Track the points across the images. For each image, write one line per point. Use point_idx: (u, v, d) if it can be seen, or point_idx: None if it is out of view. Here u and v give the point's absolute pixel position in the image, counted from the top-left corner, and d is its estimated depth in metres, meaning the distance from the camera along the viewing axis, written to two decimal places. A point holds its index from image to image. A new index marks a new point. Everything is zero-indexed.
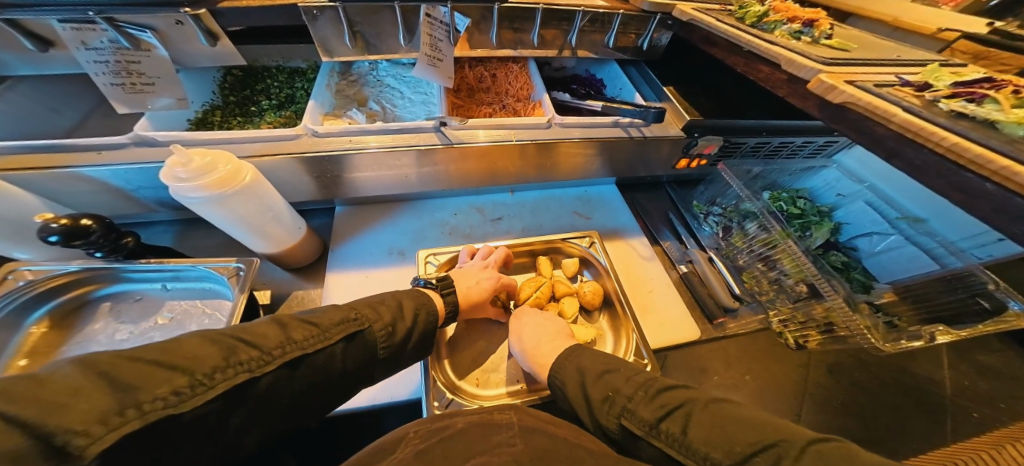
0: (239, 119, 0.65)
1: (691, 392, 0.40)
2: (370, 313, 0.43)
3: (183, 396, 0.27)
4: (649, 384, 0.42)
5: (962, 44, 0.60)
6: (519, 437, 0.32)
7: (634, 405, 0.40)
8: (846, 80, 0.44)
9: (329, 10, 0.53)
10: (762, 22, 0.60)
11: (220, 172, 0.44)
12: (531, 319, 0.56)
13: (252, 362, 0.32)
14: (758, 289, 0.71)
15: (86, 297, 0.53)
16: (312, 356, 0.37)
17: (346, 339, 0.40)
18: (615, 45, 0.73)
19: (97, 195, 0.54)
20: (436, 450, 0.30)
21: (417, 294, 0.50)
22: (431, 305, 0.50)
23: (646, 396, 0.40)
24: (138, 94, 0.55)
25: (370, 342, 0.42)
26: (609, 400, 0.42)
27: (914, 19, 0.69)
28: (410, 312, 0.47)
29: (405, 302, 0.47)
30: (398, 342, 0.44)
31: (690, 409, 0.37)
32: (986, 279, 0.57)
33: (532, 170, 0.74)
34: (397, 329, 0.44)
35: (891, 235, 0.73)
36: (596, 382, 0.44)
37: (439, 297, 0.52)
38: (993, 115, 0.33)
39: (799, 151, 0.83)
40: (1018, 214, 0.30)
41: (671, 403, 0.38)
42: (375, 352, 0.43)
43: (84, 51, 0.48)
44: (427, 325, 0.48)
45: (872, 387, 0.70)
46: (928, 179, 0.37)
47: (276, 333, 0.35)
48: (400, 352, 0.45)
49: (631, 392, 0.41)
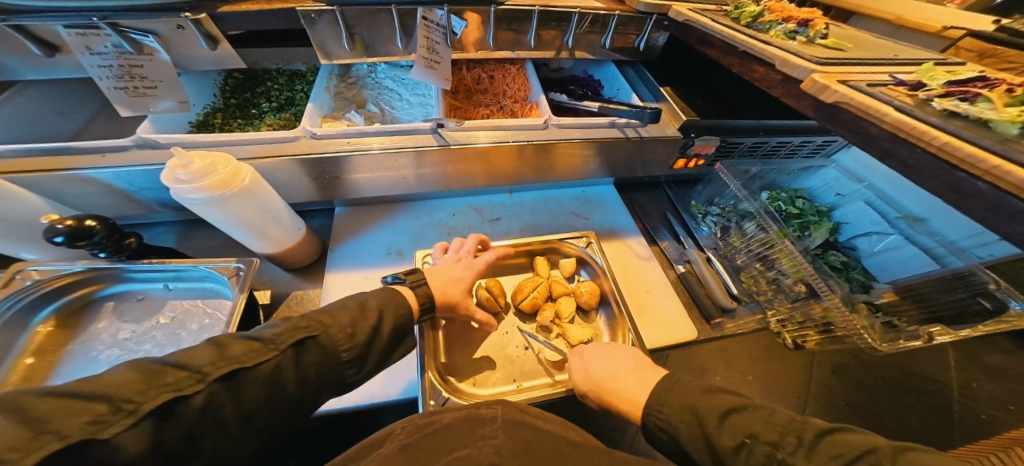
0: (240, 121, 0.66)
1: (862, 436, 0.29)
2: (323, 319, 0.38)
3: (102, 425, 0.23)
4: (800, 427, 0.31)
5: (967, 42, 0.61)
6: (502, 430, 0.32)
7: (789, 456, 0.29)
8: (840, 80, 0.44)
9: (328, 14, 0.54)
10: (757, 22, 0.60)
11: (220, 174, 0.45)
12: (595, 350, 0.49)
13: (182, 381, 0.27)
14: (757, 289, 0.71)
15: (90, 297, 0.54)
16: (254, 369, 0.32)
17: (295, 347, 0.35)
18: (612, 46, 0.73)
19: (101, 197, 0.55)
20: (422, 444, 0.31)
21: (383, 292, 0.45)
22: (400, 299, 0.45)
23: (803, 443, 0.30)
24: (141, 98, 0.56)
25: (329, 348, 0.37)
26: (747, 450, 0.32)
27: (918, 16, 0.68)
28: (374, 311, 0.42)
29: (368, 302, 0.43)
30: (362, 343, 0.40)
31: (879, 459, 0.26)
32: (987, 279, 0.57)
33: (530, 170, 0.74)
34: (359, 330, 0.40)
35: (891, 235, 0.72)
36: (721, 427, 0.34)
37: (410, 291, 0.48)
38: (986, 114, 0.33)
39: (798, 151, 0.83)
40: (1012, 214, 0.30)
41: (845, 454, 0.28)
42: (335, 357, 0.38)
43: (89, 56, 0.49)
44: (396, 322, 0.44)
45: (874, 388, 0.70)
46: (922, 179, 0.37)
47: (208, 350, 0.30)
48: (366, 353, 0.41)
49: (775, 439, 0.31)
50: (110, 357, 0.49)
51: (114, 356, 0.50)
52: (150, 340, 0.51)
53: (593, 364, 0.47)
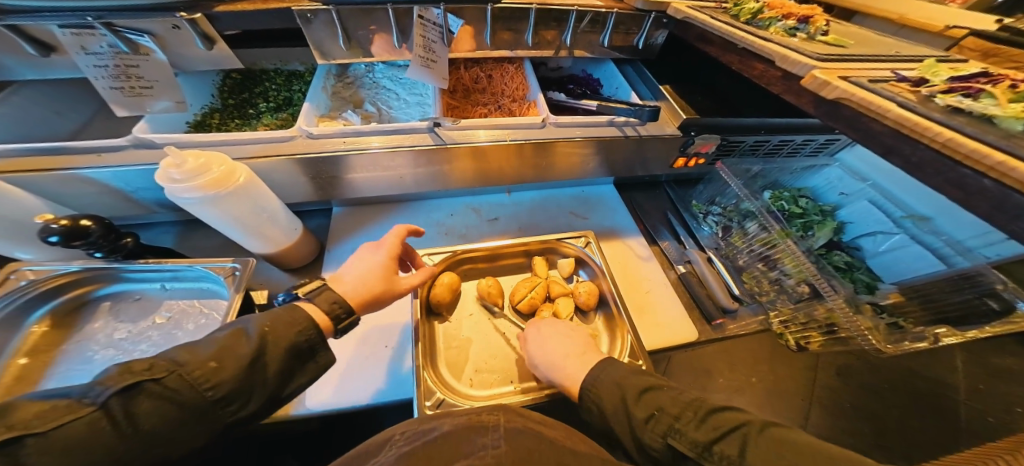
0: (237, 121, 0.66)
1: (747, 415, 0.34)
2: (176, 356, 0.31)
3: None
4: (697, 405, 0.36)
5: (970, 41, 0.60)
6: (503, 439, 0.31)
7: (683, 425, 0.34)
8: (841, 76, 0.43)
9: (323, 13, 0.54)
10: (756, 19, 0.59)
11: (213, 173, 0.45)
12: (553, 330, 0.51)
13: None
14: (759, 289, 0.70)
15: (87, 297, 0.54)
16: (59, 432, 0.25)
17: (122, 395, 0.28)
18: (610, 44, 0.72)
19: (98, 197, 0.55)
20: (419, 451, 0.30)
21: (265, 310, 0.37)
22: (293, 315, 0.37)
23: (696, 416, 0.35)
24: (137, 98, 0.56)
25: (186, 388, 0.30)
26: (655, 419, 0.36)
27: (919, 16, 0.67)
28: (254, 334, 0.35)
29: (248, 326, 0.35)
30: (232, 379, 0.32)
31: (745, 430, 0.32)
32: (995, 280, 0.56)
33: (528, 170, 0.74)
34: (224, 363, 0.32)
35: (896, 235, 0.71)
36: (637, 400, 0.38)
37: (314, 303, 0.39)
38: (989, 110, 0.33)
39: (800, 150, 0.82)
40: (1018, 212, 0.29)
41: (723, 425, 0.33)
42: (194, 401, 0.30)
43: (84, 56, 0.49)
44: (291, 339, 0.36)
45: (876, 390, 0.69)
46: (925, 177, 0.36)
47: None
48: (248, 385, 0.33)
49: (677, 412, 0.36)
50: (105, 357, 0.49)
51: (109, 356, 0.50)
52: (146, 340, 0.51)
53: (548, 344, 0.49)
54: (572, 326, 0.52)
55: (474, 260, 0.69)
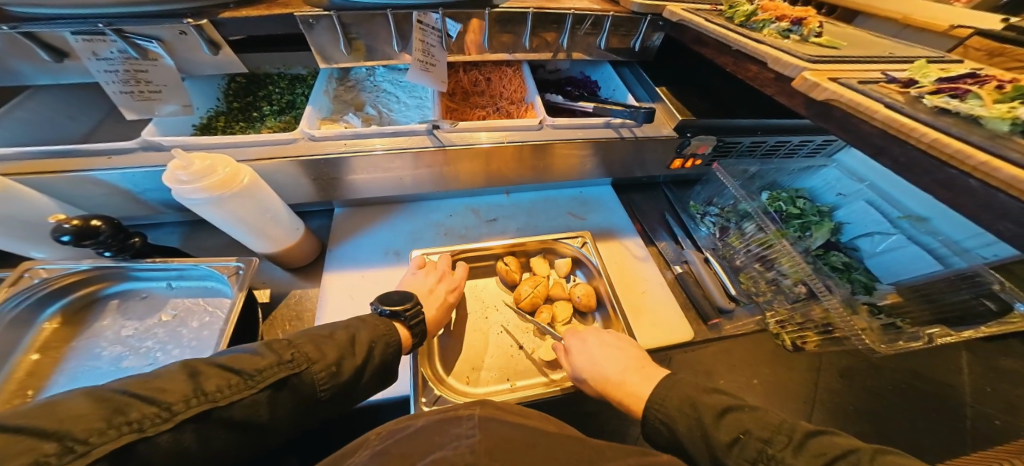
0: (242, 124, 0.68)
1: (849, 440, 0.31)
2: (309, 352, 0.39)
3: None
4: (790, 429, 0.34)
5: (976, 41, 0.62)
6: (477, 428, 0.32)
7: (777, 451, 0.32)
8: (831, 77, 0.44)
9: (325, 19, 0.55)
10: (750, 21, 0.60)
11: (219, 175, 0.46)
12: (599, 341, 0.52)
13: (146, 420, 0.27)
14: (756, 290, 0.70)
15: (96, 295, 0.56)
16: (224, 409, 0.31)
17: (275, 385, 0.35)
18: (607, 47, 0.73)
19: (107, 198, 0.57)
20: (393, 449, 0.31)
21: (376, 325, 0.46)
22: (393, 335, 0.46)
23: (791, 441, 0.32)
24: (146, 102, 0.57)
25: (310, 386, 0.38)
26: (740, 443, 0.34)
27: (924, 16, 0.66)
28: (364, 346, 0.43)
29: (358, 336, 0.43)
30: (343, 382, 0.40)
31: (858, 458, 0.28)
32: (991, 280, 0.56)
33: (527, 171, 0.75)
34: (342, 368, 0.40)
35: (893, 235, 0.71)
36: (718, 422, 0.36)
37: (406, 328, 0.49)
38: (975, 111, 0.33)
39: (798, 150, 0.82)
40: (1003, 212, 0.29)
41: (828, 452, 0.30)
42: (312, 395, 0.38)
43: (95, 61, 0.51)
44: (387, 356, 0.45)
45: (878, 390, 0.69)
46: (914, 176, 0.37)
47: (184, 385, 0.30)
48: (347, 390, 0.41)
49: (768, 437, 0.33)
50: (113, 354, 0.51)
51: (116, 352, 0.51)
52: (152, 337, 0.53)
53: (598, 354, 0.50)
54: (618, 337, 0.53)
55: (473, 260, 0.70)
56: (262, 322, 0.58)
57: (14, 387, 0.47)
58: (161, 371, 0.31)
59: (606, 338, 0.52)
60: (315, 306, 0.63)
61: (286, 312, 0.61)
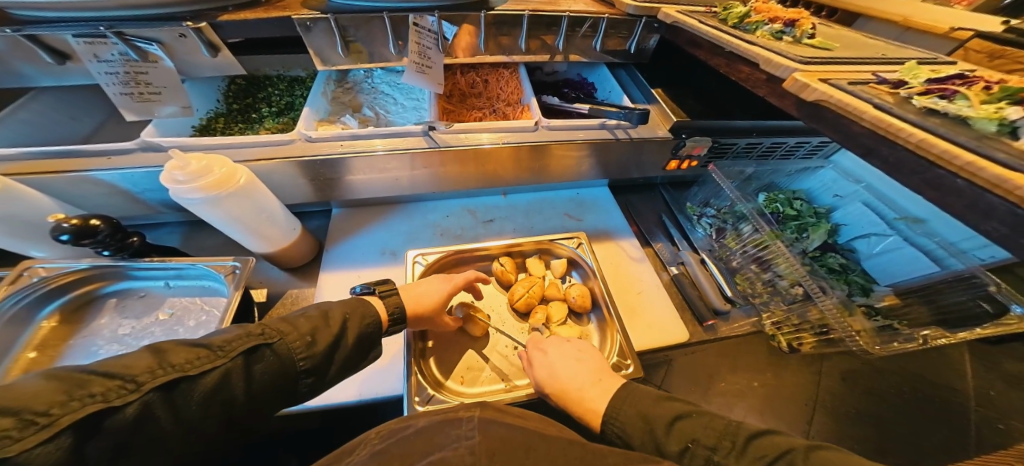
0: (241, 125, 0.69)
1: (786, 438, 0.34)
2: (282, 327, 0.39)
3: (8, 441, 0.22)
4: (735, 432, 0.35)
5: (976, 43, 0.61)
6: (476, 430, 0.32)
7: (722, 458, 0.33)
8: (822, 78, 0.44)
9: (322, 22, 0.56)
10: (744, 23, 0.61)
11: (215, 175, 0.47)
12: (562, 354, 0.51)
13: (111, 391, 0.27)
14: (752, 291, 0.70)
15: (94, 293, 0.56)
16: (194, 379, 0.31)
17: (247, 354, 0.35)
18: (603, 49, 0.74)
19: (107, 197, 0.57)
20: (392, 450, 0.32)
21: (348, 301, 0.46)
22: (368, 308, 0.47)
23: (735, 446, 0.34)
24: (146, 103, 0.58)
25: (285, 357, 0.38)
26: (689, 453, 0.35)
27: (925, 18, 0.70)
28: (338, 320, 0.43)
29: (331, 312, 0.43)
30: (320, 353, 0.40)
31: (792, 458, 0.31)
32: (988, 281, 0.55)
33: (523, 173, 0.75)
34: (317, 339, 0.40)
35: (889, 236, 0.71)
36: (668, 432, 0.37)
37: (380, 301, 0.49)
38: (964, 111, 0.34)
39: (794, 152, 0.82)
40: (989, 212, 0.30)
41: (768, 453, 0.32)
42: (291, 367, 0.38)
43: (97, 63, 0.52)
44: (363, 329, 0.45)
45: (878, 393, 0.68)
46: (903, 177, 0.37)
47: (150, 359, 0.30)
48: (326, 362, 0.41)
49: (714, 443, 0.35)
50: (110, 352, 0.51)
51: (113, 350, 0.51)
52: (148, 335, 0.53)
53: (556, 361, 0.50)
54: (579, 348, 0.52)
55: (469, 261, 0.70)
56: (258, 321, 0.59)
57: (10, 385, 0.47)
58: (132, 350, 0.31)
59: (566, 349, 0.52)
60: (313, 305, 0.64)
61: (282, 312, 0.62)
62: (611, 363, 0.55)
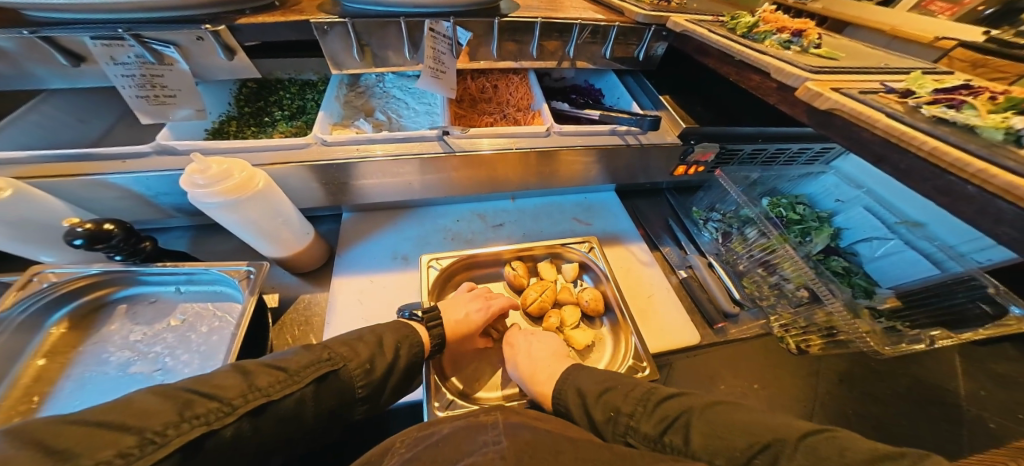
0: (253, 129, 0.68)
1: (689, 398, 0.40)
2: (345, 352, 0.43)
3: (132, 458, 0.26)
4: (648, 397, 0.41)
5: (959, 52, 0.64)
6: (505, 435, 0.33)
7: (637, 422, 0.39)
8: (833, 87, 0.46)
9: (339, 26, 0.56)
10: (752, 32, 0.63)
11: (235, 179, 0.47)
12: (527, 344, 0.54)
13: (211, 414, 0.31)
14: (759, 294, 0.71)
15: (104, 299, 0.55)
16: (278, 403, 0.36)
17: (317, 381, 0.39)
18: (613, 56, 0.75)
19: (118, 201, 0.56)
20: (421, 457, 0.32)
21: (398, 327, 0.48)
22: (415, 336, 0.48)
23: (646, 410, 0.40)
24: (161, 106, 0.58)
25: (347, 383, 0.41)
26: (612, 421, 0.40)
27: (913, 28, 0.75)
28: (391, 347, 0.45)
29: (385, 337, 0.46)
30: (376, 381, 0.43)
31: (688, 418, 0.37)
32: (987, 284, 0.57)
33: (533, 177, 0.75)
34: (374, 368, 0.43)
35: (890, 240, 0.73)
36: (596, 402, 0.42)
37: (425, 330, 0.50)
38: (972, 120, 0.35)
39: (796, 158, 0.84)
40: (998, 217, 0.31)
41: (670, 414, 0.38)
42: (351, 392, 0.42)
43: (113, 66, 0.51)
44: (412, 357, 0.47)
45: (876, 395, 0.70)
46: (914, 184, 0.39)
47: (239, 381, 0.35)
48: (379, 390, 0.44)
49: (631, 409, 0.40)
50: (121, 359, 0.50)
51: (125, 357, 0.50)
52: (161, 341, 0.52)
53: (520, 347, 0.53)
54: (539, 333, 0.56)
55: (481, 265, 0.70)
56: (271, 327, 0.58)
57: (19, 393, 0.46)
58: (218, 370, 0.35)
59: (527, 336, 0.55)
60: (324, 311, 0.63)
61: (295, 317, 0.61)
62: (628, 367, 0.55)
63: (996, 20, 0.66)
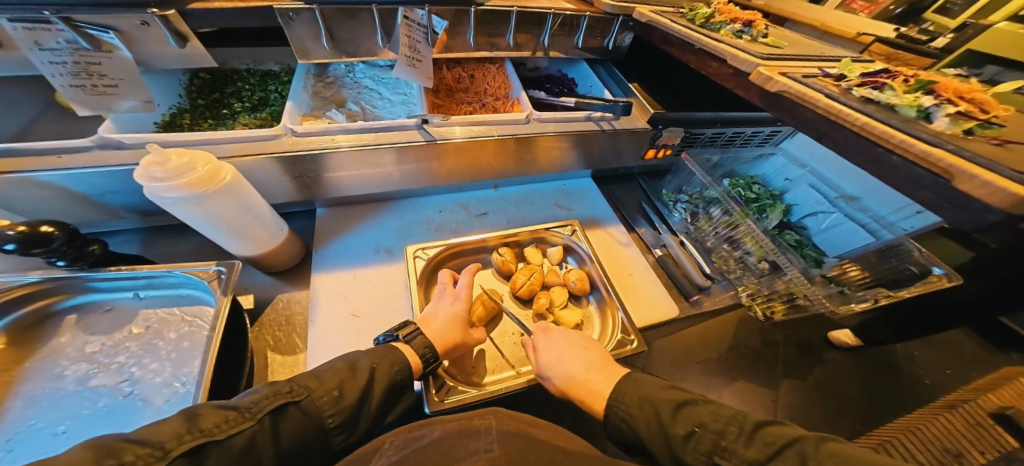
0: (211, 121, 0.64)
1: (794, 429, 0.35)
2: (309, 383, 0.40)
3: None
4: (742, 419, 0.38)
5: (877, 47, 0.77)
6: (496, 443, 0.34)
7: (732, 444, 0.35)
8: (780, 72, 0.51)
9: (306, 12, 0.54)
10: (709, 23, 0.68)
11: (199, 172, 0.44)
12: (564, 340, 0.53)
13: (140, 459, 0.27)
14: (726, 267, 0.77)
15: (50, 309, 0.50)
16: (225, 443, 0.32)
17: (274, 413, 0.36)
18: (584, 46, 0.78)
19: (52, 201, 0.51)
20: (412, 459, 0.33)
21: (375, 351, 0.47)
22: (395, 354, 0.47)
23: (742, 432, 0.36)
24: (100, 97, 0.53)
25: (314, 413, 0.39)
26: (695, 436, 0.37)
27: (840, 25, 0.90)
28: (365, 369, 0.44)
29: (359, 361, 0.45)
30: (347, 408, 0.41)
31: (802, 447, 0.32)
32: (912, 248, 0.65)
33: (511, 164, 0.76)
34: (344, 393, 0.41)
35: (833, 213, 0.81)
36: (675, 416, 0.40)
37: (408, 346, 0.49)
38: (891, 99, 0.41)
39: (751, 141, 0.92)
40: (918, 183, 0.37)
41: (774, 441, 0.34)
42: (319, 424, 0.39)
43: (39, 52, 0.45)
44: (391, 378, 0.45)
45: (835, 360, 0.72)
46: (851, 155, 0.44)
47: (180, 424, 0.31)
48: (352, 418, 0.42)
49: (720, 428, 0.37)
50: (78, 373, 0.46)
51: (82, 371, 0.46)
52: (124, 351, 0.48)
53: (570, 351, 0.51)
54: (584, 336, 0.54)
55: (466, 254, 0.71)
56: (249, 328, 0.56)
57: None
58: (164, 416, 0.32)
59: (567, 337, 0.54)
60: (306, 309, 0.61)
61: (275, 317, 0.59)
62: (617, 341, 0.59)
63: (904, 18, 0.80)
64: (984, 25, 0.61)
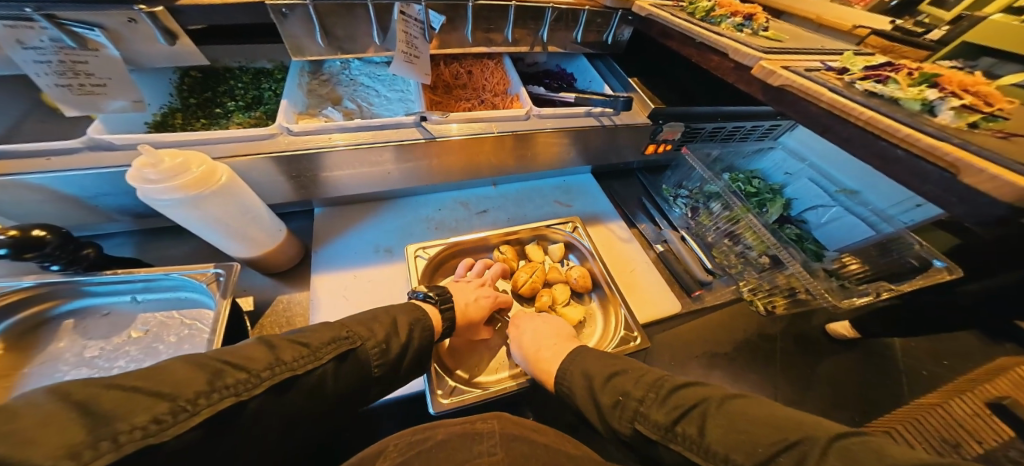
0: (203, 121, 0.62)
1: (706, 389, 0.40)
2: (362, 330, 0.43)
3: (165, 425, 0.25)
4: (661, 385, 0.42)
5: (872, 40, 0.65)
6: (500, 446, 0.35)
7: (645, 408, 0.40)
8: (783, 66, 0.51)
9: (299, 8, 0.52)
10: (709, 16, 0.67)
11: (194, 173, 0.43)
12: (532, 324, 0.57)
13: (239, 385, 0.30)
14: (728, 263, 0.77)
15: (45, 315, 0.49)
16: (303, 377, 0.35)
17: (337, 358, 0.39)
18: (582, 41, 0.77)
19: (43, 204, 0.50)
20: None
21: (411, 309, 0.49)
22: (426, 319, 0.49)
23: (658, 397, 0.40)
24: (88, 96, 0.51)
25: (365, 360, 0.42)
26: (619, 405, 0.41)
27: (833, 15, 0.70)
28: (405, 327, 0.46)
29: (399, 318, 0.47)
30: (393, 359, 0.44)
31: (706, 407, 0.37)
32: (914, 241, 0.65)
33: (511, 161, 0.75)
34: (391, 346, 0.44)
35: (833, 207, 0.81)
36: (604, 386, 0.44)
37: (436, 311, 0.53)
38: (895, 93, 0.41)
39: (749, 135, 0.91)
40: (925, 177, 0.36)
41: (684, 403, 0.38)
42: (369, 371, 0.42)
43: (22, 50, 0.44)
44: (424, 340, 0.48)
45: (834, 352, 0.73)
46: (854, 149, 0.44)
47: (265, 354, 0.34)
48: (393, 369, 0.44)
49: (641, 395, 0.41)
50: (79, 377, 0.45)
51: (83, 375, 0.46)
52: (124, 355, 0.48)
53: (538, 333, 0.55)
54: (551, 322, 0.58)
55: (467, 252, 0.70)
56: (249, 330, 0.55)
57: None
58: (245, 343, 0.34)
59: (536, 322, 0.58)
60: (306, 310, 0.60)
61: (274, 319, 0.58)
62: (620, 338, 0.59)
63: (898, 11, 0.67)
64: (981, 16, 0.54)
